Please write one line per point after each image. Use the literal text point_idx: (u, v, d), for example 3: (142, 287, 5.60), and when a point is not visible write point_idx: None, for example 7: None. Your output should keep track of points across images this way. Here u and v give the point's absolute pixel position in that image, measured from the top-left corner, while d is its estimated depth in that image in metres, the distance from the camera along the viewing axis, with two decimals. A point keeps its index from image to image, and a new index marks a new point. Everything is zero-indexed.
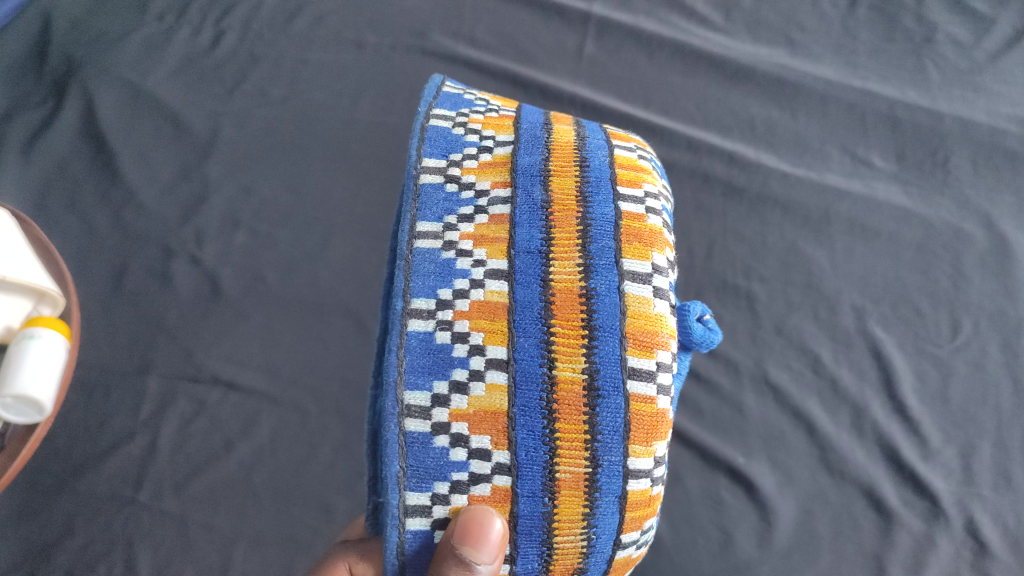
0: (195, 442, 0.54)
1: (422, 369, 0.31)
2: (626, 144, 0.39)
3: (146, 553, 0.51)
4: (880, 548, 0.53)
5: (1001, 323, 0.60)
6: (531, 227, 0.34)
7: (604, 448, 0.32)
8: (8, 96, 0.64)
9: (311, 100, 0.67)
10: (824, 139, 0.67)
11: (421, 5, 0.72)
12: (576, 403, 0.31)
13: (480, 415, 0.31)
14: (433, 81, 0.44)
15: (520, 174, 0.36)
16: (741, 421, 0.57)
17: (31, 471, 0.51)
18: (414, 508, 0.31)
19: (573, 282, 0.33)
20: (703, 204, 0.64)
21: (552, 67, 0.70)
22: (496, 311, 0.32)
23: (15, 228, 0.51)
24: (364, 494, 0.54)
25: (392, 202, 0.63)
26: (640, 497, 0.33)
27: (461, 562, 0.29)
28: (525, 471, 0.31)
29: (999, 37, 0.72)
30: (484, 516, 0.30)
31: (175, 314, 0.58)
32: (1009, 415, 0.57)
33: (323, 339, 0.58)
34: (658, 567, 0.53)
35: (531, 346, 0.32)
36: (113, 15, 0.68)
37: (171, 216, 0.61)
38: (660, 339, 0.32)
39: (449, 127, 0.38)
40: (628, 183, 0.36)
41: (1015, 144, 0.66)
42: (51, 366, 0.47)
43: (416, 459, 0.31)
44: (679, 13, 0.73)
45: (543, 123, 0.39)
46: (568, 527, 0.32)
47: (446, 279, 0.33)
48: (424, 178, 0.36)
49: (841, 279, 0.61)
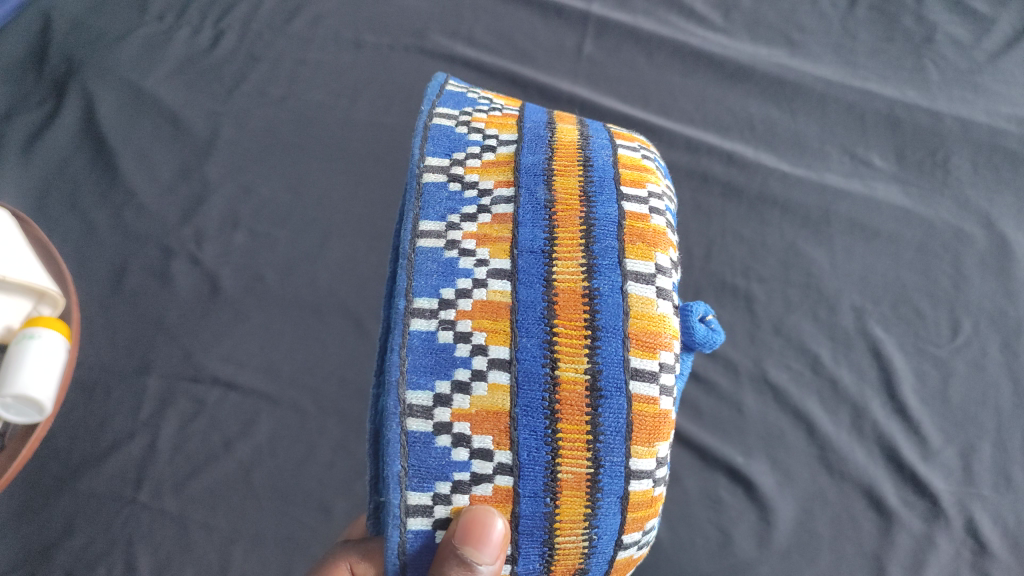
0: (194, 442, 0.54)
1: (425, 368, 0.31)
2: (629, 144, 0.39)
3: (145, 553, 0.51)
4: (880, 548, 0.53)
5: (1001, 323, 0.60)
6: (534, 227, 0.34)
7: (606, 449, 0.32)
8: (9, 96, 0.64)
9: (310, 100, 0.67)
10: (823, 139, 0.67)
11: (420, 6, 0.72)
12: (579, 403, 0.31)
13: (482, 415, 0.31)
14: (436, 79, 0.44)
15: (523, 173, 0.36)
16: (740, 421, 0.57)
17: (30, 471, 0.51)
18: (415, 507, 0.31)
19: (576, 282, 0.33)
20: (702, 204, 0.64)
21: (552, 67, 0.70)
22: (499, 311, 0.32)
23: (15, 228, 0.52)
24: (363, 494, 0.54)
25: (392, 202, 0.63)
26: (642, 497, 0.33)
27: (463, 562, 0.29)
28: (527, 472, 0.31)
29: (999, 37, 0.71)
30: (486, 516, 0.30)
31: (175, 314, 0.58)
32: (1010, 415, 0.57)
33: (323, 339, 0.58)
34: (657, 567, 0.53)
35: (534, 346, 0.32)
36: (113, 15, 0.68)
37: (171, 216, 0.61)
38: (663, 339, 0.32)
39: (453, 126, 0.38)
40: (631, 183, 0.36)
41: (1015, 144, 0.66)
42: (51, 366, 0.47)
43: (418, 459, 0.31)
44: (678, 12, 0.73)
45: (546, 122, 0.39)
46: (570, 527, 0.32)
47: (449, 278, 0.33)
48: (427, 176, 0.36)
49: (840, 279, 0.61)
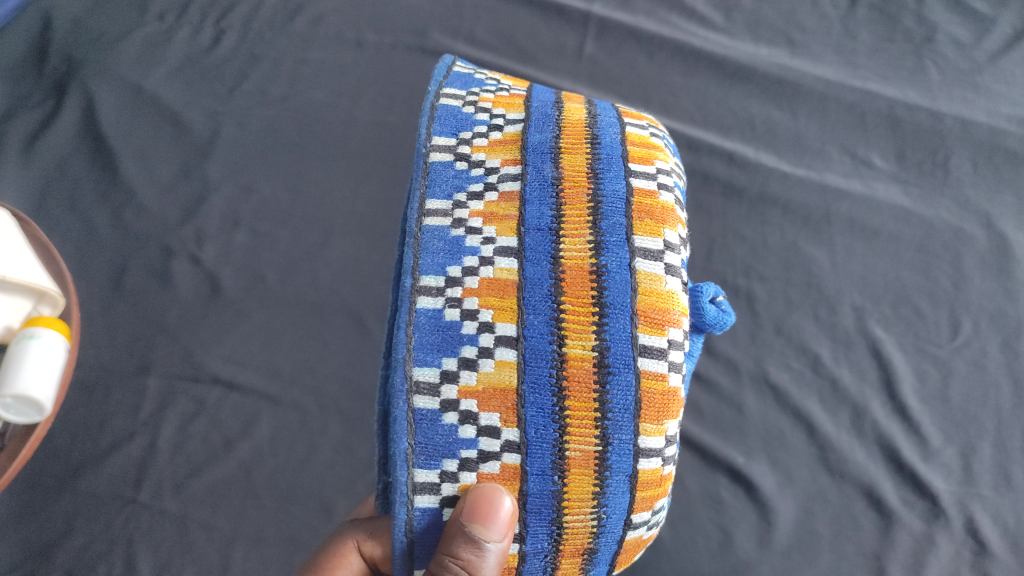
0: (194, 442, 0.54)
1: (432, 346, 0.32)
2: (637, 122, 0.39)
3: (147, 552, 0.51)
4: (879, 548, 0.53)
5: (1001, 323, 0.60)
6: (542, 204, 0.34)
7: (614, 426, 0.32)
8: (9, 96, 0.64)
9: (310, 99, 0.67)
10: (824, 139, 0.67)
11: (421, 5, 0.72)
12: (586, 379, 0.31)
13: (489, 392, 0.31)
14: (444, 61, 0.44)
15: (530, 152, 0.36)
16: (741, 421, 0.57)
17: (31, 471, 0.51)
18: (423, 485, 0.31)
19: (583, 259, 0.33)
20: (703, 204, 0.64)
21: (552, 66, 0.70)
22: (506, 289, 0.32)
23: (15, 227, 0.51)
24: (363, 493, 0.54)
25: (392, 201, 0.64)
26: (651, 476, 0.33)
27: (470, 540, 0.29)
28: (534, 449, 0.31)
29: (999, 37, 0.71)
30: (493, 494, 0.30)
31: (175, 313, 0.58)
32: (1010, 415, 0.57)
33: (323, 339, 0.58)
34: (656, 567, 0.53)
35: (540, 323, 0.32)
36: (113, 15, 0.68)
37: (171, 215, 0.61)
38: (671, 316, 0.32)
39: (460, 106, 0.38)
40: (640, 160, 0.35)
41: (1016, 144, 0.66)
42: (52, 365, 0.47)
43: (425, 436, 0.31)
44: (679, 12, 0.73)
45: (554, 101, 0.39)
46: (578, 506, 0.32)
47: (455, 256, 0.33)
48: (434, 156, 0.36)
49: (841, 279, 0.61)
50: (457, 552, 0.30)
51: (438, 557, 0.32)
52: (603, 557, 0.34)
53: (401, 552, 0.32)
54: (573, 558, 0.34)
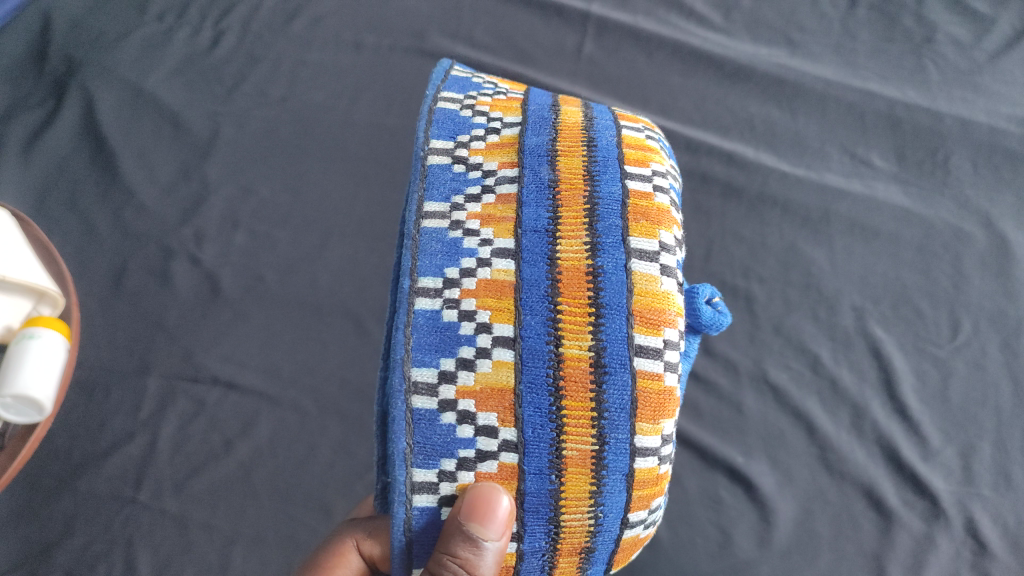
0: (194, 442, 0.54)
1: (430, 347, 0.32)
2: (633, 125, 0.39)
3: (147, 552, 0.51)
4: (879, 548, 0.53)
5: (1001, 323, 0.60)
6: (538, 206, 0.34)
7: (611, 426, 0.32)
8: (9, 96, 0.64)
9: (310, 100, 0.67)
10: (824, 139, 0.67)
11: (421, 6, 0.72)
12: (582, 379, 0.31)
13: (487, 392, 0.31)
14: (442, 65, 0.44)
15: (527, 154, 0.36)
16: (741, 421, 0.57)
17: (30, 471, 0.52)
18: (420, 484, 0.31)
19: (580, 260, 0.33)
20: (702, 204, 0.64)
21: (551, 67, 0.70)
22: (503, 289, 0.32)
23: (15, 228, 0.52)
24: (363, 493, 0.54)
25: (392, 201, 0.64)
26: (647, 475, 0.33)
27: (468, 538, 0.29)
28: (531, 449, 0.31)
29: (999, 37, 0.71)
30: (491, 493, 0.30)
31: (175, 314, 0.58)
32: (1009, 415, 0.57)
33: (323, 339, 0.58)
34: (656, 568, 0.53)
35: (537, 324, 0.32)
36: (113, 16, 0.68)
37: (170, 215, 0.61)
38: (668, 316, 0.32)
39: (457, 109, 0.38)
40: (636, 162, 0.35)
41: (1015, 144, 0.66)
42: (52, 365, 0.47)
43: (423, 436, 0.31)
44: (678, 12, 0.73)
45: (550, 104, 0.39)
46: (575, 506, 0.32)
47: (453, 257, 0.33)
48: (432, 158, 0.36)
49: (840, 279, 0.61)
50: (455, 550, 0.30)
51: (437, 556, 0.32)
52: (601, 556, 0.34)
53: (400, 551, 0.32)
54: (570, 557, 0.34)
